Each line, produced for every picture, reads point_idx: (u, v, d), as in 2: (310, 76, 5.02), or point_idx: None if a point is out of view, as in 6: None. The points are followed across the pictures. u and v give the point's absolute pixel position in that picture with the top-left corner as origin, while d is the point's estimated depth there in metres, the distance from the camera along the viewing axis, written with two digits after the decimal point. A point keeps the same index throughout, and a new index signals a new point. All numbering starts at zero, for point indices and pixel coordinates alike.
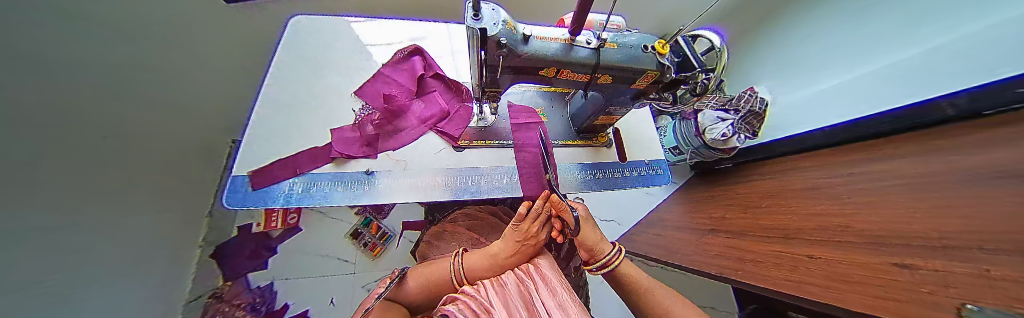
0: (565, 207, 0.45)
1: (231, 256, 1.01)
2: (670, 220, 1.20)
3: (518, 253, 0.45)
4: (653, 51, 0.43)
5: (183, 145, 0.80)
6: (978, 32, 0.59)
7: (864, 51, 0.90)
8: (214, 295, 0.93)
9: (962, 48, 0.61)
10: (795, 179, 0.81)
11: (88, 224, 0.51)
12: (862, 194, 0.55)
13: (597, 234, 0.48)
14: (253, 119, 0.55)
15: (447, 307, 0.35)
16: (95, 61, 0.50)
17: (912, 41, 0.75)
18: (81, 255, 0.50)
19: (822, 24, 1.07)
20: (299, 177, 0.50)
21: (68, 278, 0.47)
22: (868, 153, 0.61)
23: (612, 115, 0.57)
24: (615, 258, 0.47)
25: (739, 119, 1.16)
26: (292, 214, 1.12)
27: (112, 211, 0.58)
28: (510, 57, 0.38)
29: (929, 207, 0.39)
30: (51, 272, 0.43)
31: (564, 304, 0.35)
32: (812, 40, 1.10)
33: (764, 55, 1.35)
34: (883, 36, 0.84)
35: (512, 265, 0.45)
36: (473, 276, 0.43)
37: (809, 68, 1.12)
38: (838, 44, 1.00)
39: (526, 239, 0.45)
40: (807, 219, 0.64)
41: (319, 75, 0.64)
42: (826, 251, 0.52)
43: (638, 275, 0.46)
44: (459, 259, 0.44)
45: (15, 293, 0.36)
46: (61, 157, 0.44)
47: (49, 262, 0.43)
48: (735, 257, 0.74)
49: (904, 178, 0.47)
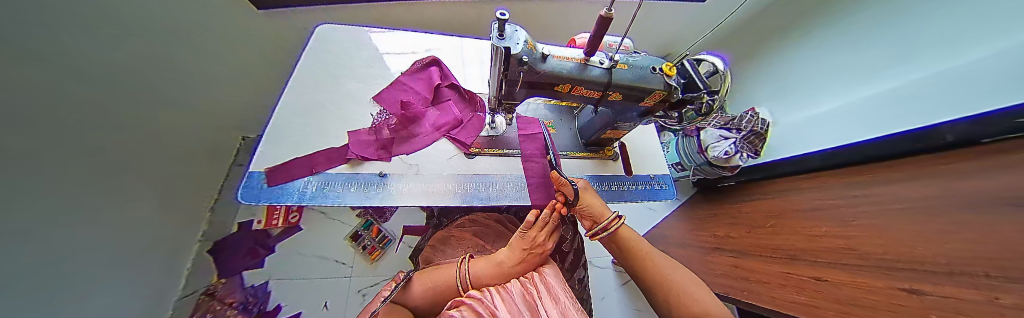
0: (565, 181, 0.49)
1: (228, 254, 0.99)
2: (674, 237, 1.19)
3: (523, 262, 0.45)
4: (660, 72, 0.45)
5: (189, 144, 0.81)
6: (976, 60, 0.61)
7: (861, 75, 0.92)
8: (207, 292, 0.91)
9: (963, 73, 0.62)
10: (799, 200, 0.81)
11: (88, 224, 0.51)
12: (866, 217, 0.55)
13: (598, 201, 0.50)
14: (274, 119, 0.57)
15: (452, 311, 0.35)
16: (100, 56, 0.49)
17: (909, 66, 0.78)
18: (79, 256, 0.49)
19: (817, 49, 1.11)
20: (314, 176, 0.52)
21: (68, 275, 0.47)
22: (873, 177, 0.62)
23: (619, 129, 0.59)
24: (614, 223, 0.46)
25: (743, 138, 1.18)
26: (295, 213, 1.13)
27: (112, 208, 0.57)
28: (530, 74, 0.40)
29: (933, 234, 0.39)
30: (47, 269, 0.43)
31: (565, 311, 0.36)
32: (810, 63, 1.14)
33: (761, 77, 1.40)
34: (881, 61, 0.87)
35: (518, 274, 0.45)
36: (479, 283, 0.42)
37: (807, 89, 1.15)
38: (837, 65, 1.02)
39: (533, 248, 0.45)
40: (811, 239, 0.64)
41: (340, 81, 0.67)
42: (834, 273, 0.52)
43: (639, 242, 0.47)
44: (464, 267, 0.43)
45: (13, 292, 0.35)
46: (59, 156, 0.44)
47: (46, 258, 0.42)
48: (742, 277, 0.73)
49: (907, 202, 0.48)
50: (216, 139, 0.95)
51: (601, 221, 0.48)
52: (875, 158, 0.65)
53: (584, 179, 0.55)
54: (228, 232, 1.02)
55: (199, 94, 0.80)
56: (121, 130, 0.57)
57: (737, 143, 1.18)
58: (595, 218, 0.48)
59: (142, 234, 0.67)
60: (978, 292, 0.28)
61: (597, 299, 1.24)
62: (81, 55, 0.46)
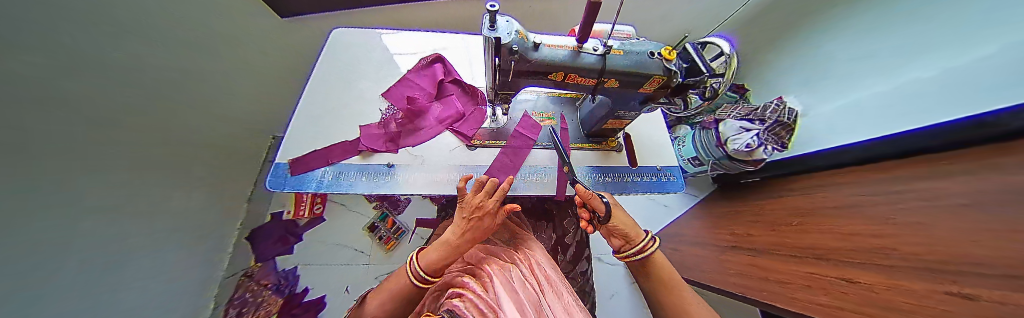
0: (594, 196, 0.46)
1: (263, 240, 1.11)
2: (688, 235, 1.14)
3: (469, 229, 0.44)
4: (659, 57, 0.44)
5: (224, 140, 0.91)
6: (985, 60, 0.54)
7: (872, 69, 0.85)
8: (245, 274, 1.03)
9: (973, 74, 0.56)
10: (831, 197, 0.74)
11: (142, 203, 0.61)
12: (906, 214, 0.49)
13: (629, 219, 0.48)
14: (295, 116, 0.63)
15: (453, 302, 0.32)
16: (144, 58, 0.57)
17: (923, 62, 0.69)
18: (134, 232, 0.59)
19: (830, 39, 1.01)
20: (330, 167, 0.56)
21: (110, 256, 0.53)
22: (915, 169, 0.55)
23: (621, 119, 0.58)
24: (650, 244, 0.46)
25: (766, 129, 1.11)
26: (318, 205, 1.22)
27: (159, 196, 0.66)
28: (521, 63, 0.41)
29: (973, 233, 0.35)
30: (89, 247, 0.48)
31: (571, 307, 0.36)
32: (823, 54, 1.04)
33: (776, 68, 1.28)
34: (897, 56, 0.77)
35: (468, 244, 0.44)
36: (433, 269, 0.40)
37: (826, 83, 1.03)
38: (852, 59, 0.93)
39: (472, 213, 0.45)
40: (842, 239, 0.58)
41: (352, 80, 0.72)
42: (864, 273, 0.47)
43: (667, 271, 0.46)
44: (417, 263, 0.40)
45: (59, 259, 0.41)
46: (104, 147, 0.49)
47: (89, 238, 0.48)
48: (760, 277, 0.69)
49: (949, 197, 0.42)
50: (249, 138, 1.06)
51: (636, 242, 0.47)
52: (914, 154, 0.59)
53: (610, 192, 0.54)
54: (263, 221, 1.13)
55: (225, 90, 0.86)
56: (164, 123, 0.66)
57: (761, 135, 1.10)
58: (631, 238, 0.47)
59: (183, 220, 0.76)
60: (1007, 291, 0.25)
61: (606, 297, 1.21)
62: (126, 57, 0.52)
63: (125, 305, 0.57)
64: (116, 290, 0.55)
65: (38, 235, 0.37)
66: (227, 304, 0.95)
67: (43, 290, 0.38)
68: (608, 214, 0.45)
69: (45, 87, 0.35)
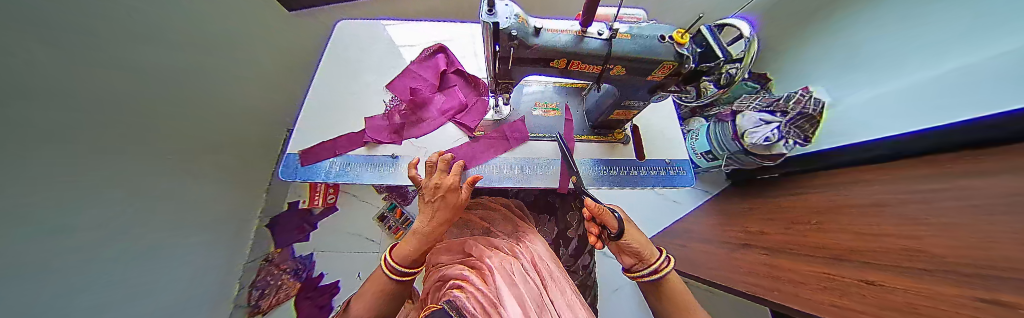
0: (607, 212, 0.40)
1: (281, 227, 1.17)
2: (697, 231, 1.11)
3: (436, 213, 0.44)
4: (670, 41, 0.41)
5: (246, 132, 0.97)
6: (986, 61, 0.54)
7: (890, 65, 0.82)
8: (266, 259, 1.10)
9: (975, 74, 0.55)
10: (856, 194, 0.69)
11: (174, 193, 0.67)
12: (936, 213, 0.45)
13: (642, 237, 0.44)
14: (304, 107, 0.65)
15: (453, 292, 0.35)
16: (163, 52, 0.60)
17: (938, 58, 0.67)
18: (169, 218, 0.65)
19: (854, 31, 0.97)
20: (338, 158, 0.58)
21: (143, 237, 0.58)
22: (946, 165, 0.50)
23: (629, 109, 0.55)
24: (664, 264, 0.43)
25: (789, 122, 1.02)
26: (331, 195, 1.28)
27: (189, 184, 0.72)
28: (521, 49, 0.39)
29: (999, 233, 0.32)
30: (123, 230, 0.52)
31: (573, 304, 0.35)
32: (846, 47, 1.00)
33: (798, 60, 1.23)
34: (916, 51, 0.74)
35: (438, 229, 0.44)
36: (407, 261, 0.40)
37: (851, 76, 0.98)
38: (871, 54, 0.90)
39: (433, 195, 0.44)
40: (865, 239, 0.55)
41: (357, 72, 0.73)
42: (889, 276, 0.44)
43: (677, 293, 0.44)
44: (391, 257, 0.40)
45: (93, 237, 0.45)
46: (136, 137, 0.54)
47: (124, 220, 0.52)
48: (772, 276, 0.66)
49: (979, 195, 0.39)
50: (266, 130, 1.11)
51: (648, 262, 0.43)
52: (925, 151, 0.58)
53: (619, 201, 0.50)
54: (281, 210, 1.19)
55: (245, 84, 0.91)
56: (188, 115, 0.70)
57: (782, 129, 1.03)
58: (643, 258, 0.43)
59: (206, 206, 0.81)
60: (1016, 291, 0.24)
61: (609, 291, 1.22)
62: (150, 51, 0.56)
63: (155, 283, 0.62)
64: (149, 271, 0.60)
65: (76, 219, 0.41)
66: (250, 287, 1.03)
67: (75, 268, 0.42)
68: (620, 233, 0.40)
69: (69, 82, 0.38)
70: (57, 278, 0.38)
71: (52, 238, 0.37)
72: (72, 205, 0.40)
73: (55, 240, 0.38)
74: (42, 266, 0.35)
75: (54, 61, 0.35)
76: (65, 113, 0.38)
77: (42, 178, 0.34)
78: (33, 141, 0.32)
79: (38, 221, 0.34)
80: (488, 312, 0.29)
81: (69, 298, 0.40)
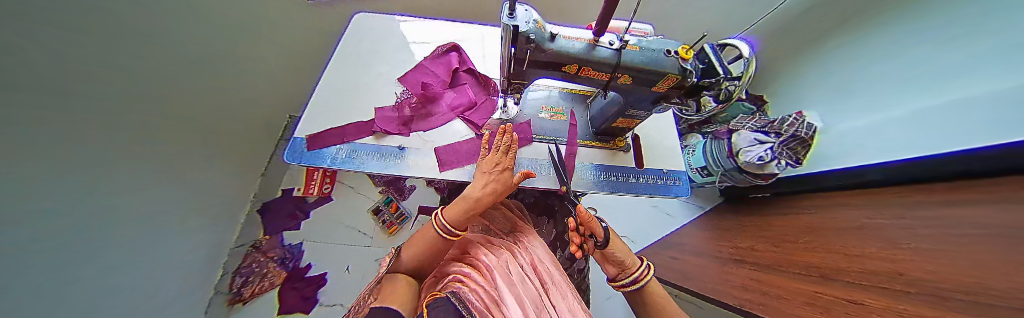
0: (593, 219, 0.42)
1: (273, 211, 1.15)
2: (690, 245, 1.12)
3: (491, 183, 0.46)
4: (675, 56, 0.44)
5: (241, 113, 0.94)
6: (986, 92, 0.56)
7: (881, 96, 0.88)
8: (253, 245, 1.07)
9: (975, 105, 0.58)
10: (842, 217, 0.72)
11: (155, 174, 0.64)
12: (923, 240, 0.47)
13: (624, 246, 0.46)
14: (315, 94, 0.66)
15: (454, 284, 0.35)
16: (168, 25, 0.58)
17: (934, 88, 0.71)
18: (148, 202, 0.63)
19: (846, 63, 1.04)
20: (344, 145, 0.58)
21: (127, 215, 0.56)
22: (941, 195, 0.52)
23: (632, 118, 0.58)
24: (644, 274, 0.44)
25: (782, 143, 1.06)
26: (327, 184, 1.26)
27: (177, 165, 0.70)
28: (537, 52, 0.41)
29: (989, 264, 0.33)
30: (108, 204, 0.51)
31: (575, 309, 0.35)
32: (836, 77, 1.08)
33: (791, 86, 1.30)
34: (911, 80, 0.78)
35: (489, 199, 0.45)
36: (460, 227, 0.42)
37: (843, 100, 1.03)
38: (861, 84, 0.96)
39: (493, 167, 0.48)
40: (851, 261, 0.57)
41: (371, 64, 0.74)
42: (871, 297, 0.45)
43: (665, 306, 0.42)
44: (442, 216, 0.42)
45: (73, 209, 0.44)
46: (123, 109, 0.51)
47: (108, 194, 0.50)
48: (760, 291, 0.68)
49: (973, 226, 0.40)
50: (269, 114, 1.10)
51: (630, 271, 0.45)
52: (926, 177, 0.59)
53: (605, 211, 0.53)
54: (275, 195, 1.18)
55: (248, 66, 0.90)
56: (187, 93, 0.68)
57: (775, 149, 1.06)
58: (625, 267, 0.45)
59: (197, 187, 0.79)
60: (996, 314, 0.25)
61: (599, 299, 1.21)
62: (155, 24, 0.55)
63: (134, 265, 0.60)
64: (129, 252, 0.58)
65: (56, 191, 0.39)
66: (235, 273, 1.01)
67: (50, 243, 0.40)
68: (606, 240, 0.42)
69: (65, 47, 0.37)
70: (30, 254, 0.37)
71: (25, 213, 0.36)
72: (51, 181, 0.39)
73: (30, 218, 0.37)
74: (15, 244, 0.35)
75: (51, 30, 0.34)
76: (57, 89, 0.37)
77: (15, 152, 0.33)
78: (20, 108, 0.31)
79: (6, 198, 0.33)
80: (488, 306, 0.30)
81: (38, 275, 0.39)
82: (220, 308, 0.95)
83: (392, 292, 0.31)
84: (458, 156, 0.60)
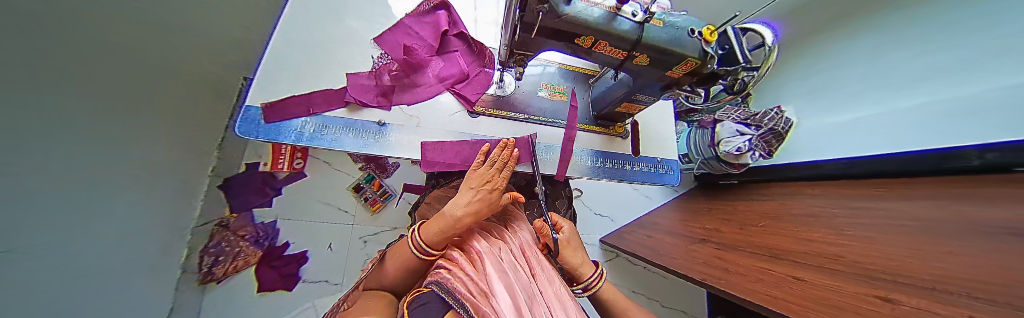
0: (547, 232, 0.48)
1: (241, 185, 1.00)
2: (663, 224, 1.22)
3: (476, 201, 0.41)
4: (698, 37, 0.41)
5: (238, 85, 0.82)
6: (990, 92, 0.61)
7: (883, 86, 0.88)
8: (221, 223, 0.94)
9: (976, 105, 0.63)
10: (797, 205, 0.84)
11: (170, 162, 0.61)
12: (867, 229, 0.57)
13: (577, 256, 0.49)
14: (268, 47, 0.52)
15: (439, 273, 0.33)
16: None
17: (929, 85, 0.75)
18: (163, 189, 0.61)
19: (834, 54, 1.05)
20: (311, 117, 0.50)
21: (138, 198, 0.51)
22: (894, 192, 0.64)
23: (634, 103, 0.55)
24: (595, 281, 0.47)
25: (759, 135, 1.11)
26: (298, 159, 1.15)
27: (179, 148, 0.63)
28: (550, 16, 0.35)
29: (925, 254, 0.42)
30: (120, 185, 0.45)
31: (559, 293, 0.37)
32: (816, 70, 1.11)
33: (768, 78, 1.34)
34: (893, 82, 0.85)
35: (472, 219, 0.40)
36: (430, 242, 0.38)
37: (809, 99, 1.13)
38: (852, 76, 0.97)
39: (482, 185, 0.43)
40: (800, 243, 0.67)
41: (345, 18, 0.61)
42: (815, 275, 0.53)
43: (615, 296, 0.48)
44: (418, 234, 0.39)
45: (90, 204, 0.38)
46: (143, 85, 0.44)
47: (120, 176, 0.45)
48: (722, 266, 0.75)
49: (913, 220, 0.52)
50: None
51: (581, 280, 0.47)
52: (927, 171, 0.63)
53: (571, 223, 0.52)
54: (236, 171, 1.01)
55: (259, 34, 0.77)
56: (201, 65, 0.60)
57: (753, 140, 1.10)
58: (575, 275, 0.48)
59: (185, 168, 0.70)
60: (949, 294, 0.33)
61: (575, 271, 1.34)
62: None
63: (140, 252, 0.55)
64: (139, 239, 0.54)
65: (74, 182, 0.34)
66: (203, 251, 0.88)
67: (76, 238, 0.36)
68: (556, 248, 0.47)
69: (96, 15, 0.30)
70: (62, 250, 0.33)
71: (80, 208, 0.36)
72: (96, 179, 0.39)
73: (72, 218, 0.35)
74: (56, 245, 0.32)
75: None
76: (83, 63, 0.31)
77: (63, 155, 0.31)
78: (52, 86, 0.26)
79: (60, 200, 0.32)
80: (482, 300, 0.28)
81: (72, 270, 0.36)
82: (194, 287, 0.87)
83: (364, 306, 0.29)
84: (445, 156, 0.52)
